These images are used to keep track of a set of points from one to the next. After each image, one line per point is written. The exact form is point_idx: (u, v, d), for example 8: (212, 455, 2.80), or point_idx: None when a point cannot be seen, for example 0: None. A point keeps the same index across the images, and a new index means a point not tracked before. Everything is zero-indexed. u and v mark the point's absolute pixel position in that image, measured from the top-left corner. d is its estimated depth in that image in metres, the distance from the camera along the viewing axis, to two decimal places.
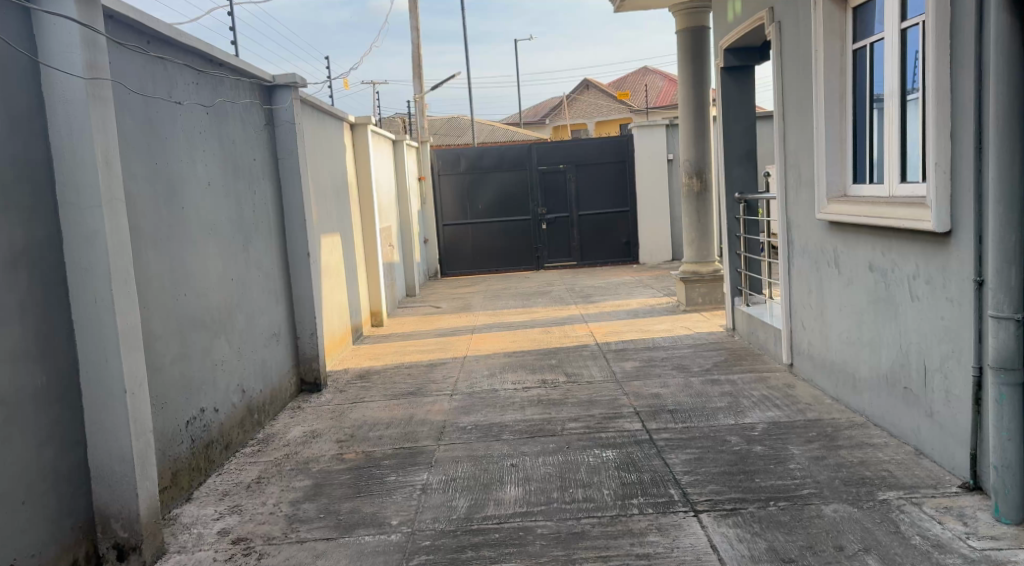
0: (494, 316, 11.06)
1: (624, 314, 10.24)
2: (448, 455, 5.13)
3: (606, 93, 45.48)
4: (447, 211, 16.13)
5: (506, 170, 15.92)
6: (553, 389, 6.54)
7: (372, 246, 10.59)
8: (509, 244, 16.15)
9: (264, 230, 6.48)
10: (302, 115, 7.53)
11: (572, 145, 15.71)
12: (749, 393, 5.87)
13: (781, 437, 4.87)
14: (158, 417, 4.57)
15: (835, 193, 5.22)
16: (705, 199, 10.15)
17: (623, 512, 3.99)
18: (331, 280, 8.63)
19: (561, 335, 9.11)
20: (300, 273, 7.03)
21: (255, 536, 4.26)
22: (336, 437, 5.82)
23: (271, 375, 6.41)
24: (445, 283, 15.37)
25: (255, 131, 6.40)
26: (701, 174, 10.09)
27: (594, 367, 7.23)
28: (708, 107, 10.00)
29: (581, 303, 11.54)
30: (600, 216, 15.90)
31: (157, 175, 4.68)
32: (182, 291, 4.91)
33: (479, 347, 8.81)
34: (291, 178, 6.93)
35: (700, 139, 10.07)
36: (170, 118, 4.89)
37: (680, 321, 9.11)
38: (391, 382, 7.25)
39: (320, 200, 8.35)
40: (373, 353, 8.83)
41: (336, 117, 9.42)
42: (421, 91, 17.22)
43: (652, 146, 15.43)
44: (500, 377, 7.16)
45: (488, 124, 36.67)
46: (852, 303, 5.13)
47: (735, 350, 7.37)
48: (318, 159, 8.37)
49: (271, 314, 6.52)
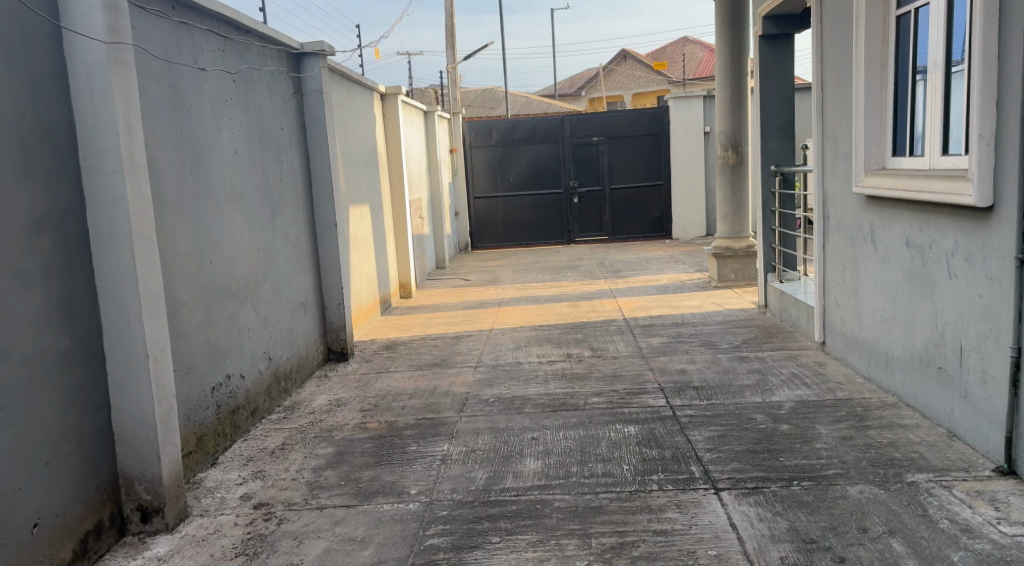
0: (522, 289, 11.02)
1: (654, 288, 10.15)
2: (469, 426, 5.11)
3: (642, 66, 44.98)
4: (478, 183, 16.08)
5: (538, 143, 15.81)
6: (578, 363, 6.50)
7: (401, 217, 10.58)
8: (540, 217, 16.07)
9: (292, 199, 6.47)
10: (331, 84, 7.50)
11: (606, 117, 15.55)
12: (778, 371, 5.80)
13: (808, 416, 4.79)
14: (183, 383, 4.56)
15: (873, 166, 5.08)
16: (740, 173, 9.98)
17: (643, 488, 3.94)
18: (360, 250, 8.63)
19: (588, 309, 9.05)
20: (329, 243, 7.03)
21: (277, 501, 4.24)
22: (360, 405, 5.85)
23: (297, 344, 6.41)
24: (475, 256, 15.34)
25: (283, 98, 6.38)
26: (737, 147, 9.91)
27: (620, 341, 7.17)
28: (745, 78, 9.80)
29: (610, 278, 11.46)
30: (633, 190, 15.76)
31: (183, 141, 4.67)
32: (209, 259, 4.92)
33: (506, 320, 8.78)
34: (320, 147, 6.92)
35: (736, 111, 9.88)
36: (196, 84, 4.88)
37: (711, 297, 9.01)
38: (417, 353, 7.25)
39: (350, 170, 8.34)
40: (401, 324, 8.83)
41: (365, 87, 9.38)
42: (453, 62, 17.11)
43: (689, 117, 15.14)
44: (526, 350, 7.13)
45: (523, 96, 36.47)
46: (887, 281, 5.02)
47: (765, 327, 7.27)
48: (347, 128, 8.35)
49: (298, 284, 6.53)
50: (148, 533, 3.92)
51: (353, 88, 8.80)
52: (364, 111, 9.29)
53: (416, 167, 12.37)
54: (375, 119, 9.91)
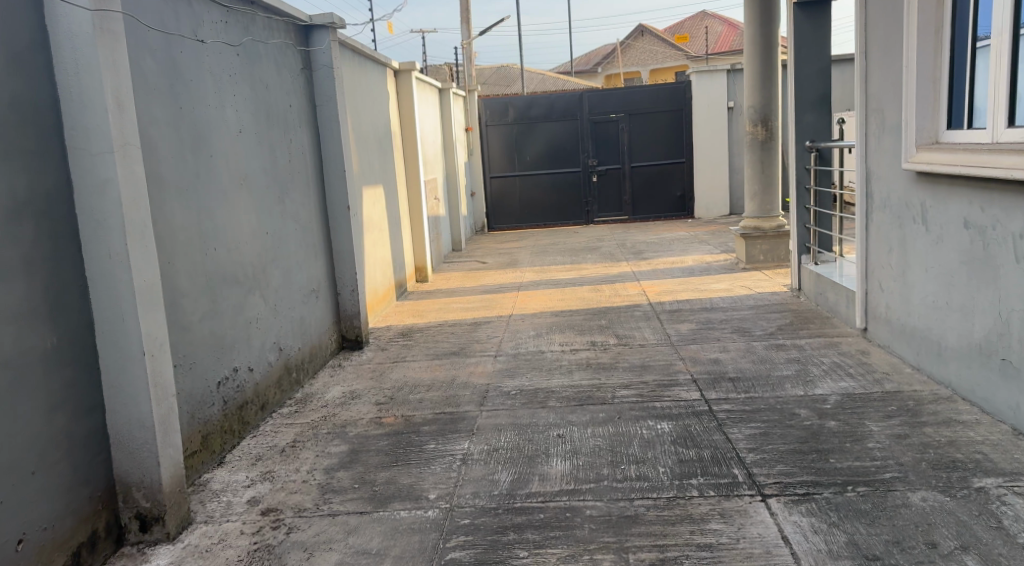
0: (542, 272, 10.69)
1: (678, 271, 9.81)
2: (490, 422, 4.81)
3: (660, 42, 44.36)
4: (495, 163, 15.73)
5: (556, 120, 15.43)
6: (603, 352, 6.18)
7: (417, 199, 10.26)
8: (558, 197, 15.71)
9: (302, 180, 6.16)
10: (342, 59, 7.19)
11: (626, 93, 15.14)
12: (818, 360, 5.49)
13: (856, 411, 4.45)
14: (186, 378, 4.23)
15: (926, 140, 4.71)
16: (770, 149, 9.59)
17: (682, 494, 3.62)
18: (373, 234, 8.31)
19: (610, 293, 8.72)
20: (342, 226, 6.72)
21: (286, 507, 3.92)
22: (375, 399, 5.45)
23: (310, 332, 6.06)
24: (491, 237, 15.01)
25: (291, 74, 6.07)
26: (767, 121, 9.52)
27: (647, 329, 6.85)
28: (775, 49, 9.41)
29: (631, 260, 11.11)
30: (654, 168, 15.38)
31: (183, 119, 4.36)
32: (213, 246, 4.61)
33: (525, 305, 8.46)
34: (331, 125, 6.62)
35: (766, 84, 9.48)
36: (198, 58, 4.57)
37: (739, 279, 8.67)
38: (434, 341, 6.95)
39: (362, 150, 8.02)
40: (418, 310, 8.54)
41: (379, 62, 9.05)
42: (468, 38, 16.73)
43: (712, 91, 14.77)
44: (548, 338, 6.81)
45: (539, 73, 35.97)
46: (941, 264, 4.66)
47: (800, 312, 6.92)
48: (359, 105, 8.03)
49: (311, 269, 6.22)
50: (148, 543, 3.61)
51: (366, 64, 8.49)
52: (377, 88, 8.98)
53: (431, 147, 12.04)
54: (389, 96, 9.59)
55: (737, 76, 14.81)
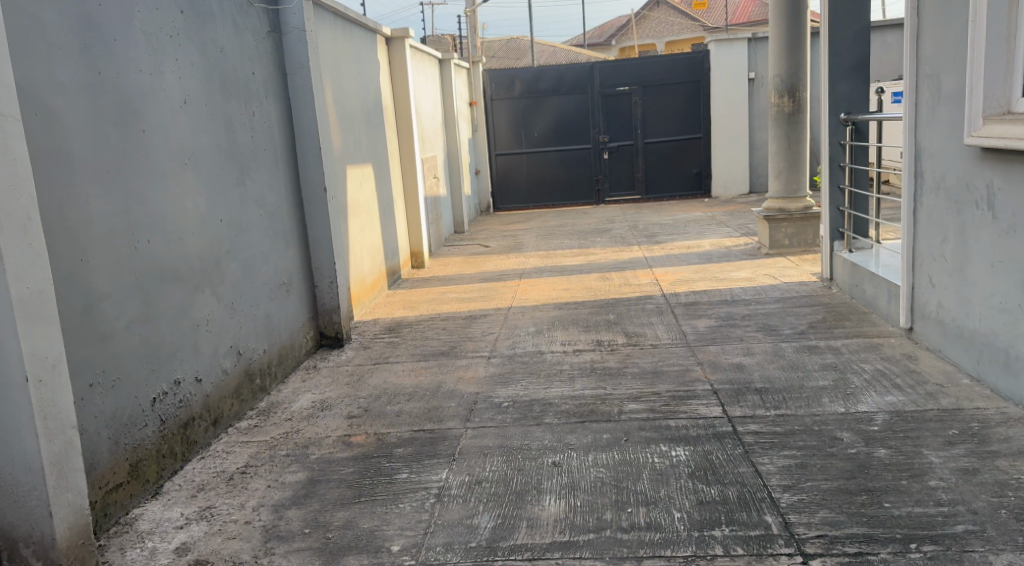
0: (547, 258, 9.97)
1: (694, 257, 9.08)
2: (475, 443, 4.05)
3: (676, 15, 43.25)
4: (501, 139, 14.97)
5: (565, 94, 14.64)
6: (610, 355, 5.47)
7: (411, 179, 9.52)
8: (567, 175, 14.94)
9: (267, 158, 5.42)
10: (315, 23, 6.45)
11: (638, 63, 14.30)
12: (858, 369, 4.76)
13: (910, 436, 3.72)
14: (108, 399, 3.51)
15: (996, 108, 4.07)
16: (797, 123, 8.81)
17: (702, 553, 2.92)
18: (360, 218, 7.57)
19: (620, 282, 7.99)
20: (319, 209, 5.99)
21: (220, 559, 3.22)
22: (346, 411, 4.61)
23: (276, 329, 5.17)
24: (497, 218, 14.29)
25: (252, 38, 5.33)
26: (794, 92, 8.73)
27: (660, 326, 6.15)
28: (804, 11, 8.60)
29: (644, 244, 10.36)
30: (668, 143, 14.58)
31: (102, 86, 3.65)
32: (147, 237, 3.85)
33: (527, 296, 7.74)
34: (303, 96, 5.88)
35: (794, 51, 8.68)
36: (124, 13, 3.85)
37: (762, 268, 7.96)
38: (423, 339, 6.24)
39: (346, 125, 7.29)
40: (409, 300, 7.82)
41: (366, 28, 8.31)
42: (473, 7, 15.92)
43: (732, 62, 13.96)
44: (549, 337, 6.09)
45: (551, 47, 35.04)
46: (1013, 259, 4.02)
47: (834, 308, 6.23)
48: (341, 75, 7.30)
49: (281, 260, 5.47)
50: None
51: (350, 31, 7.74)
52: (364, 58, 8.24)
53: (430, 122, 11.28)
54: (380, 67, 8.85)
55: (759, 45, 13.96)
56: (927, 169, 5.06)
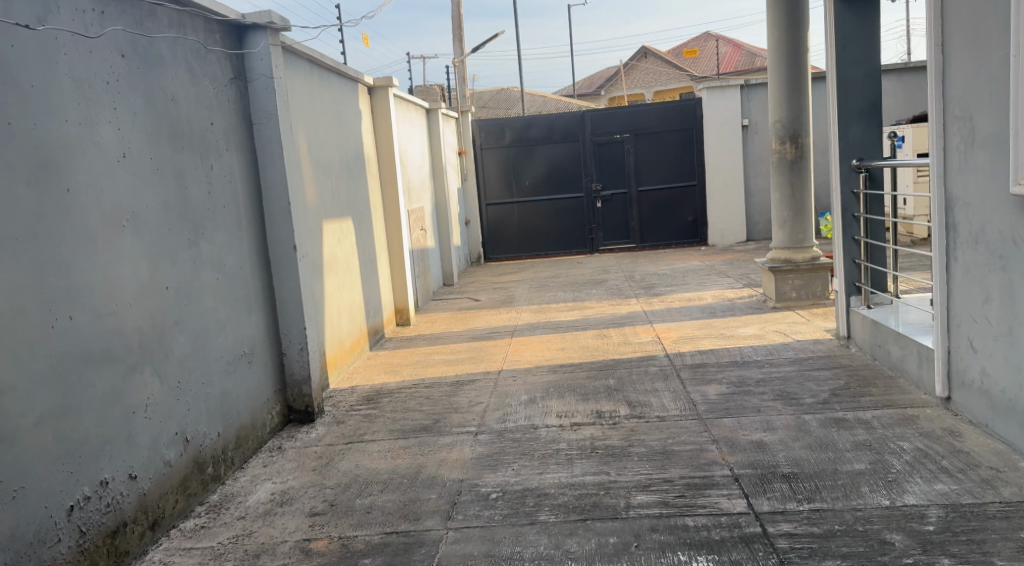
0: (540, 313, 9.39)
1: (697, 311, 8.53)
2: (458, 550, 3.45)
3: (665, 63, 43.25)
4: (491, 189, 14.50)
5: (556, 143, 14.22)
6: (612, 429, 4.87)
7: (395, 231, 8.98)
8: (560, 224, 14.45)
9: (228, 216, 4.84)
10: (286, 68, 5.92)
11: (631, 110, 13.93)
12: (897, 450, 4.20)
13: (975, 541, 3.16)
14: (6, 513, 2.91)
15: None
16: (802, 170, 8.31)
17: None
18: (338, 276, 7.01)
19: (619, 340, 7.41)
20: (289, 270, 5.42)
21: None
22: (308, 506, 3.98)
23: (232, 410, 4.54)
24: (488, 269, 13.75)
25: (213, 84, 4.78)
26: (797, 138, 8.26)
27: (666, 393, 5.57)
28: (804, 55, 8.18)
29: (643, 297, 9.81)
30: (663, 191, 14.12)
31: (11, 141, 3.09)
32: (67, 313, 3.27)
33: (518, 356, 7.16)
34: (270, 146, 5.32)
35: (795, 96, 8.24)
36: (45, 57, 3.30)
37: (771, 325, 7.42)
38: (404, 411, 5.66)
39: (322, 178, 6.75)
40: (391, 364, 7.22)
41: (347, 76, 7.81)
42: (461, 55, 15.54)
43: (724, 109, 13.59)
44: (543, 407, 5.49)
45: (542, 96, 34.85)
46: None
47: (857, 373, 5.69)
48: (317, 124, 6.79)
49: (240, 328, 4.89)
50: None
51: (328, 78, 7.24)
52: (344, 107, 7.74)
53: (416, 172, 10.79)
54: (363, 116, 8.35)
55: (751, 92, 13.65)
56: (965, 219, 4.52)
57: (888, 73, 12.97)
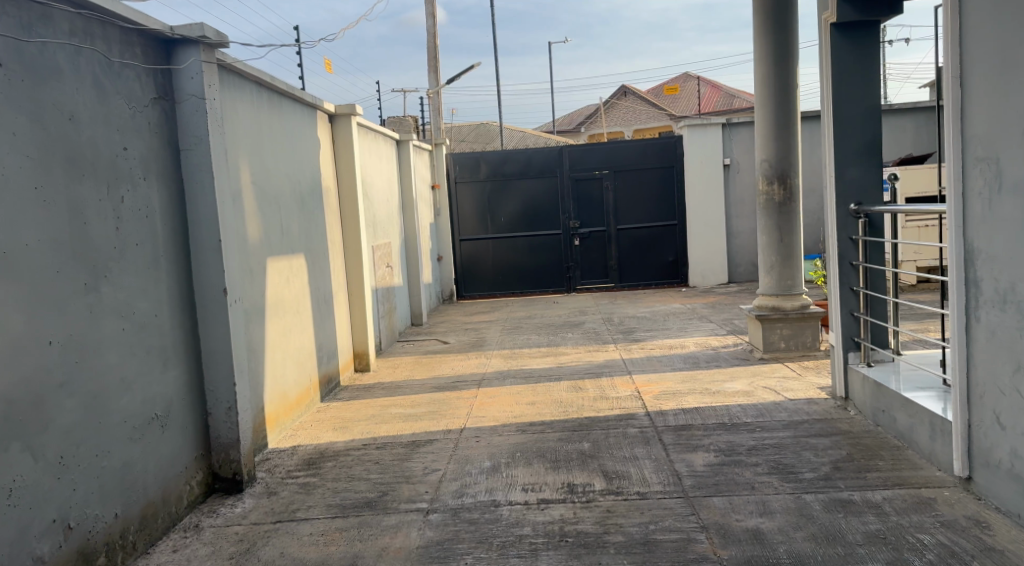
0: (511, 359, 8.72)
1: (679, 361, 7.92)
2: None
3: (645, 102, 43.08)
4: (465, 224, 13.88)
5: (532, 178, 13.66)
6: (585, 509, 4.23)
7: (356, 269, 8.34)
8: (535, 262, 13.84)
9: (144, 258, 4.27)
10: (224, 90, 5.31)
11: (611, 146, 13.41)
12: (917, 548, 3.63)
13: None
14: None
15: None
16: (791, 213, 7.75)
17: None
18: (283, 320, 6.37)
19: (595, 394, 6.75)
20: (215, 314, 4.88)
21: None
22: None
23: (135, 482, 4.10)
24: (459, 308, 13.11)
25: (129, 104, 4.16)
26: (785, 178, 7.70)
27: (646, 462, 4.93)
28: (793, 91, 7.66)
29: (620, 342, 9.18)
30: (642, 231, 13.59)
31: None
32: None
33: (483, 411, 6.52)
34: (200, 176, 4.75)
35: (783, 134, 7.69)
36: None
37: (760, 380, 6.81)
38: (348, 481, 5.05)
39: (268, 213, 6.15)
40: (341, 419, 6.56)
41: (302, 103, 7.19)
42: (435, 85, 14.97)
43: (705, 147, 13.12)
44: (507, 478, 4.82)
45: (520, 130, 34.44)
46: None
47: (859, 442, 5.08)
48: (264, 152, 6.17)
49: (151, 386, 4.32)
50: None
51: (281, 103, 6.65)
52: (301, 134, 7.13)
53: (382, 206, 10.16)
54: (321, 145, 7.73)
55: (733, 130, 13.20)
56: (988, 275, 3.93)
57: None
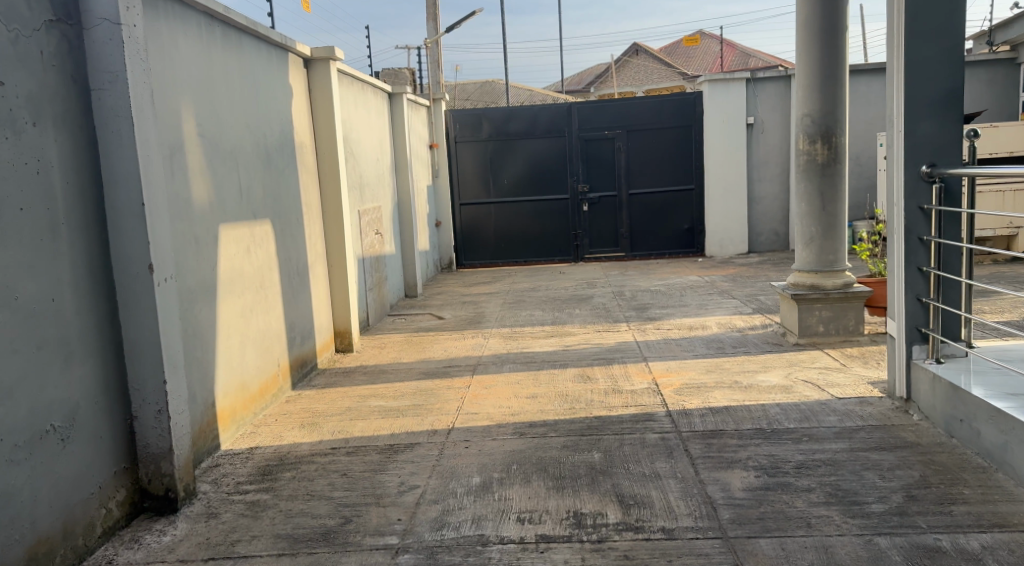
0: (511, 339, 7.78)
1: (701, 345, 6.97)
2: None
3: (657, 62, 41.68)
4: (466, 187, 12.87)
5: (538, 137, 12.62)
6: (596, 555, 3.33)
7: (337, 236, 7.38)
8: (541, 228, 12.86)
9: (29, 229, 3.44)
10: (148, 19, 4.39)
11: (623, 104, 12.37)
12: None
13: None
14: None
15: None
16: (835, 176, 6.76)
17: None
18: (241, 297, 5.44)
19: (606, 387, 5.81)
20: (139, 296, 3.94)
21: None
22: None
23: (18, 515, 3.25)
24: (459, 277, 12.16)
25: (6, 28, 3.38)
26: (830, 136, 6.71)
27: (672, 482, 4.01)
28: (842, 34, 6.65)
29: (633, 321, 8.22)
30: (656, 196, 12.60)
31: None
32: None
33: (476, 405, 5.60)
34: (114, 122, 3.84)
35: (829, 85, 6.69)
36: None
37: (799, 373, 5.85)
38: (308, 499, 4.14)
39: (219, 170, 5.22)
40: (311, 413, 5.64)
41: (268, 43, 6.21)
42: (434, 35, 13.88)
43: (727, 105, 12.09)
44: (499, 502, 3.89)
45: (527, 90, 33.21)
46: None
47: (932, 459, 4.16)
48: (214, 98, 5.22)
49: (42, 388, 3.45)
50: None
51: (239, 43, 5.68)
52: (266, 80, 6.15)
53: (371, 165, 9.17)
54: (293, 95, 6.75)
55: (758, 86, 12.15)
56: None
57: None
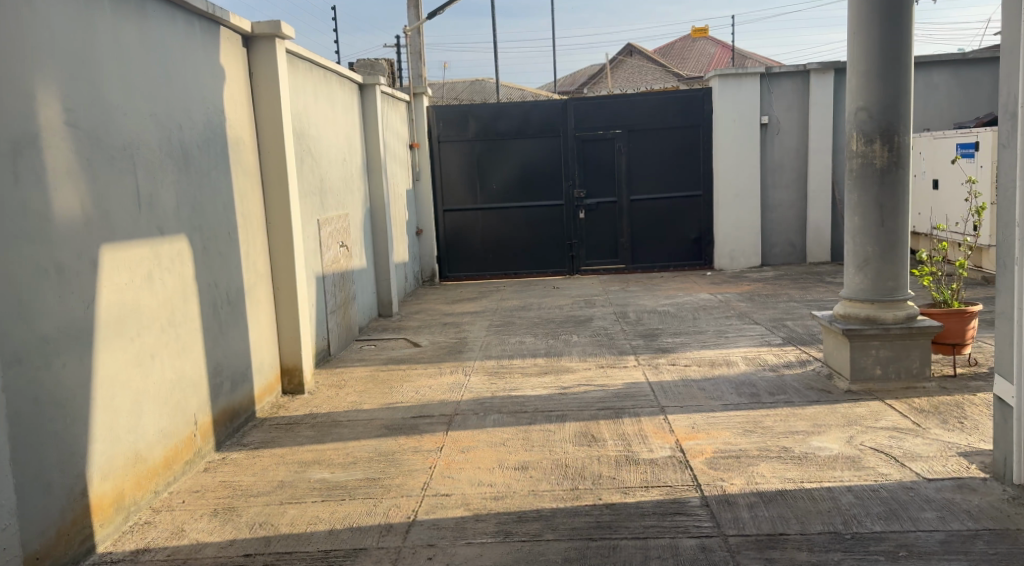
0: (496, 376, 6.46)
1: (731, 389, 5.66)
2: None
3: (653, 63, 40.44)
4: (450, 191, 11.54)
5: (529, 137, 11.30)
6: None
7: (285, 253, 6.03)
8: (533, 237, 11.54)
9: None
10: None
11: (625, 100, 11.09)
12: None
13: None
14: None
15: None
16: (897, 185, 5.46)
17: None
18: (137, 340, 4.09)
19: (617, 454, 4.50)
20: None
21: None
22: None
23: None
24: (440, 293, 10.83)
25: None
26: (891, 136, 5.42)
27: None
28: (909, 9, 5.35)
29: (644, 353, 6.89)
30: (661, 202, 11.30)
31: None
32: None
33: (447, 479, 4.29)
34: None
35: (892, 72, 5.39)
36: None
37: (867, 438, 4.55)
38: None
39: (106, 175, 3.89)
40: (234, 490, 4.32)
41: (186, 9, 4.86)
42: (417, 21, 12.54)
43: (740, 103, 10.80)
44: None
45: (518, 90, 31.88)
46: None
47: None
48: (99, 75, 3.89)
49: None
50: None
51: (143, 6, 4.36)
52: (184, 58, 4.81)
53: (336, 164, 7.83)
54: (226, 79, 5.42)
55: (772, 82, 10.86)
56: None
57: (942, 65, 10.62)
